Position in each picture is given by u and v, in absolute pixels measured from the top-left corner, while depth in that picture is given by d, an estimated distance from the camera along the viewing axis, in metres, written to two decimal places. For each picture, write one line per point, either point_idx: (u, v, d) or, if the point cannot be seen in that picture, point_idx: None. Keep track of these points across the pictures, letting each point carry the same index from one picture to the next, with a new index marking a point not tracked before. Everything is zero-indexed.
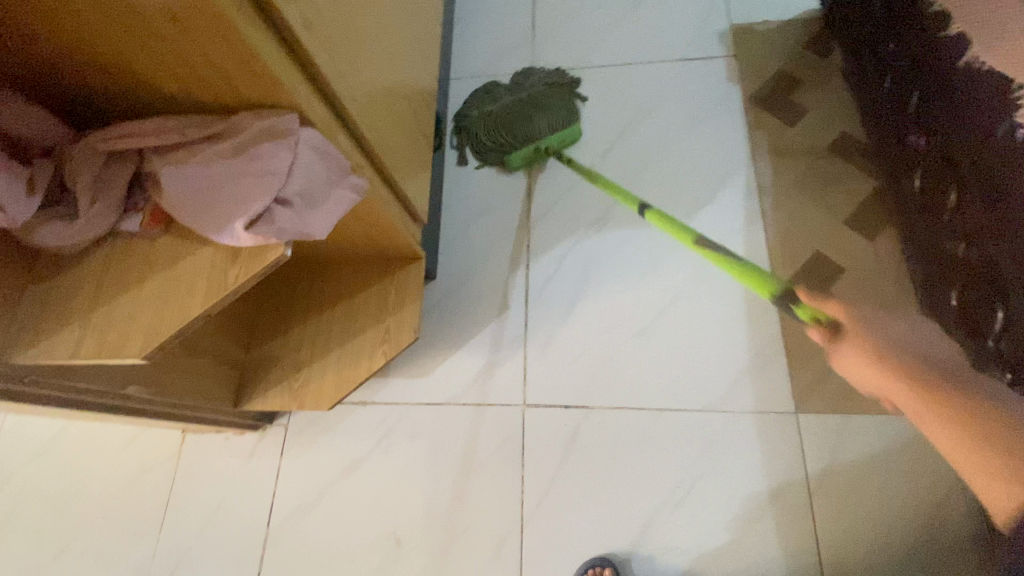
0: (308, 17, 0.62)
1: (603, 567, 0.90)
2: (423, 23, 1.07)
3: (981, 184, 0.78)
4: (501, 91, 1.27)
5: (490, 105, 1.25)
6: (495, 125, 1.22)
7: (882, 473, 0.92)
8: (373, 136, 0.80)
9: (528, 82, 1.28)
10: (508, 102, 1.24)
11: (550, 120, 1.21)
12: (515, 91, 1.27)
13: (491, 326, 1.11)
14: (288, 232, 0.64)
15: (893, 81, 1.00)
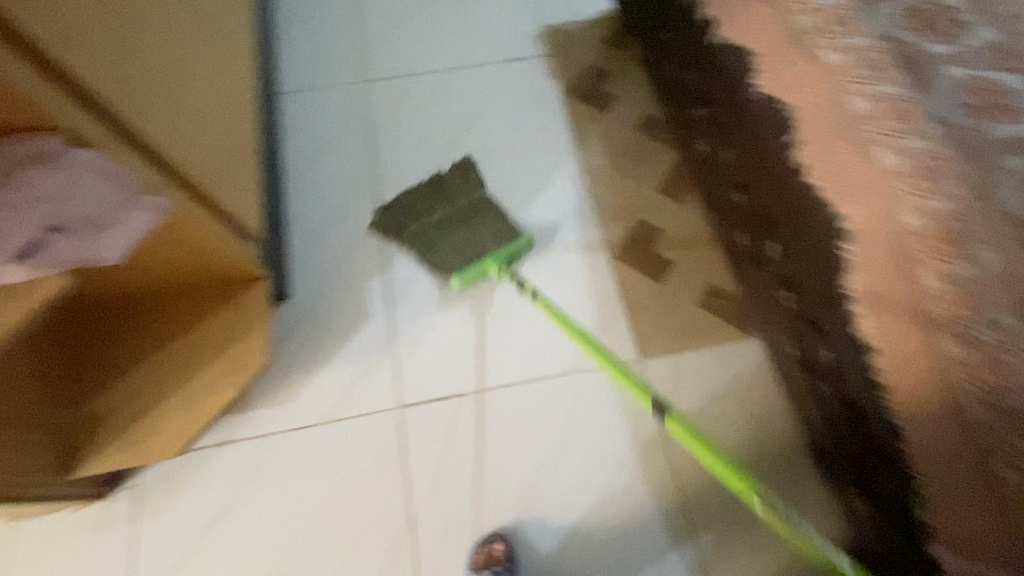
0: (70, 28, 0.57)
1: (494, 542, 0.94)
2: (226, 40, 1.03)
3: (744, 139, 0.94)
4: (430, 202, 1.11)
5: (421, 221, 1.09)
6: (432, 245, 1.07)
7: (716, 398, 1.06)
8: (179, 158, 0.76)
9: (460, 187, 1.13)
10: (442, 218, 1.09)
11: (492, 235, 1.08)
12: (445, 201, 1.11)
13: (354, 336, 1.09)
14: (77, 260, 0.69)
15: (673, 66, 1.17)
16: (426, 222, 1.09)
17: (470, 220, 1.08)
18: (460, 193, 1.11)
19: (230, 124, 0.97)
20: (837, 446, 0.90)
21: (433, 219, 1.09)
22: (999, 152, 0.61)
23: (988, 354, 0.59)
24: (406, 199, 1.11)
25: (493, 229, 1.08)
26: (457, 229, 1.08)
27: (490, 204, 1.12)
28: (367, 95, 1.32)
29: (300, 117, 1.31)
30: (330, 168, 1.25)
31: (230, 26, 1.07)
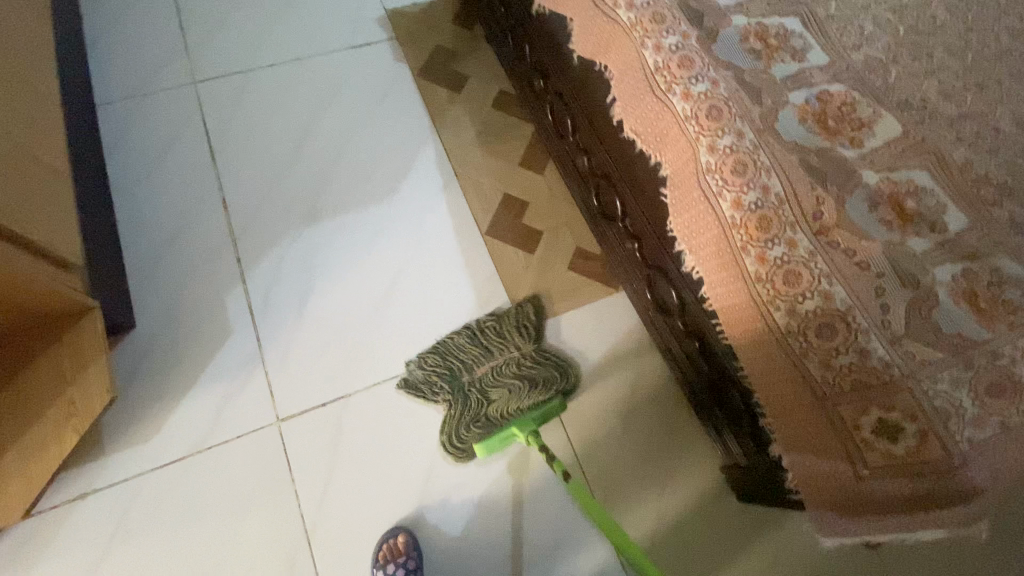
0: None
1: (395, 537, 0.93)
2: (25, 45, 0.91)
3: (580, 105, 0.99)
4: (477, 356, 1.05)
5: (469, 381, 1.03)
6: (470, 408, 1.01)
7: (594, 349, 1.12)
8: None
9: (512, 342, 1.08)
10: (488, 374, 1.04)
11: (534, 401, 1.02)
12: (494, 353, 1.06)
13: (219, 355, 1.02)
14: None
15: (512, 42, 1.21)
16: (473, 383, 1.03)
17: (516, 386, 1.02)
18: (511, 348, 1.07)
19: (38, 141, 0.86)
20: (697, 380, 0.98)
21: (475, 376, 1.04)
22: (785, 90, 0.72)
23: (780, 267, 0.67)
24: (451, 350, 1.06)
25: (539, 394, 1.02)
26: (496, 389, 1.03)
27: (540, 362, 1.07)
28: (200, 98, 1.22)
29: (123, 127, 1.17)
30: (168, 180, 1.14)
31: (32, 28, 0.94)
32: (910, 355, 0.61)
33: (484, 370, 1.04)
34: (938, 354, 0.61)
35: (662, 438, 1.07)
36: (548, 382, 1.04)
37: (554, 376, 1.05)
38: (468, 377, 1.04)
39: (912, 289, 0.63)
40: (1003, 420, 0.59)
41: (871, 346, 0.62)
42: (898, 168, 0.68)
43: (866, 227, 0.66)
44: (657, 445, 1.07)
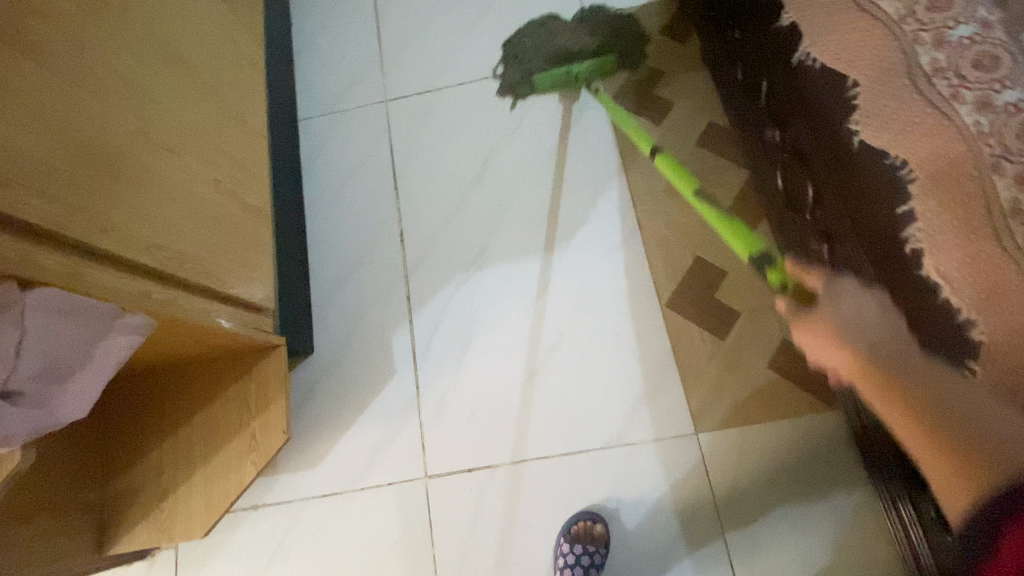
0: (10, 168, 0.50)
1: (594, 521, 0.90)
2: (240, 81, 0.93)
3: (827, 181, 0.74)
4: (562, 29, 1.14)
5: (546, 44, 1.13)
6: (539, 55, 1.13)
7: (782, 475, 0.92)
8: (169, 254, 0.69)
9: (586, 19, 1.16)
10: (566, 36, 1.12)
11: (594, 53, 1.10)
12: (578, 26, 1.14)
13: (380, 395, 1.02)
14: (36, 433, 0.58)
15: (738, 70, 0.98)
16: (547, 43, 1.13)
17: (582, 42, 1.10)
18: (593, 26, 1.14)
19: (243, 183, 0.88)
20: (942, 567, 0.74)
21: (552, 39, 1.13)
22: None
23: None
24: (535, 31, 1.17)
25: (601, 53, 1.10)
26: (564, 39, 1.12)
27: (611, 35, 1.15)
28: (389, 119, 1.20)
29: (318, 144, 1.21)
30: (353, 205, 1.15)
31: (249, 62, 0.97)
32: None
33: (563, 36, 1.12)
34: None
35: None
36: (617, 49, 1.13)
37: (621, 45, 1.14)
38: (546, 37, 1.14)
39: None
40: None
41: None
42: None
43: None
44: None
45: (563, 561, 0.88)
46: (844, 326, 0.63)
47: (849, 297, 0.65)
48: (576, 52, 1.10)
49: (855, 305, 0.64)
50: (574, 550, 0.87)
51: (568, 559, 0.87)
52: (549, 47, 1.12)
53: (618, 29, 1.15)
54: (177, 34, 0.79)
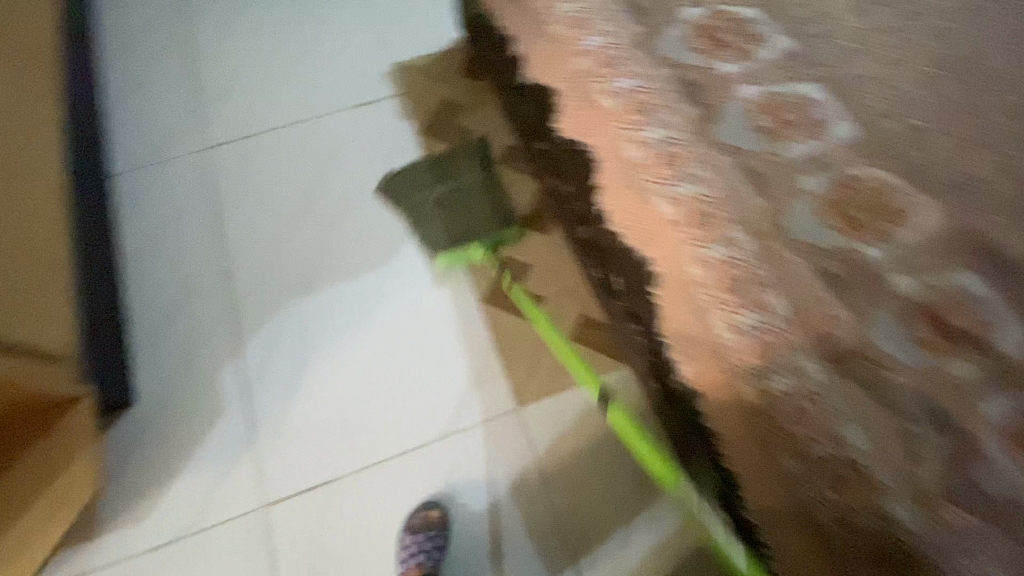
0: None
1: (431, 509, 0.95)
2: (27, 138, 0.94)
3: (572, 173, 0.90)
4: (435, 182, 1.19)
5: (428, 206, 1.16)
6: (427, 219, 1.15)
7: (592, 434, 1.02)
8: None
9: (464, 170, 1.23)
10: (446, 198, 1.16)
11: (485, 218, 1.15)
12: (451, 179, 1.19)
13: (212, 432, 1.01)
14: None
15: (509, 95, 1.14)
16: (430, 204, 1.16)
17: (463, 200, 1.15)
18: (462, 176, 1.21)
19: (33, 235, 0.88)
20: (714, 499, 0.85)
21: (433, 198, 1.16)
22: (794, 176, 0.65)
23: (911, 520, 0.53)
24: (416, 186, 1.19)
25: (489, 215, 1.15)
26: (447, 199, 1.16)
27: (482, 176, 1.21)
28: (210, 168, 1.25)
29: (138, 199, 1.22)
30: (174, 252, 1.16)
31: (38, 120, 0.98)
32: (943, 525, 0.52)
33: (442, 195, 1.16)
34: (983, 527, 0.51)
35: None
36: (495, 200, 1.19)
37: (500, 193, 1.19)
38: (424, 193, 1.17)
39: (952, 437, 0.54)
40: None
41: (894, 512, 0.53)
42: (933, 272, 0.60)
43: (897, 355, 0.56)
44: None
45: (408, 554, 0.90)
46: (819, 536, 0.59)
47: (813, 505, 0.58)
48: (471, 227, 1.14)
49: (825, 528, 0.58)
50: (417, 541, 0.91)
51: (413, 550, 0.90)
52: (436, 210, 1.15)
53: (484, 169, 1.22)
54: None
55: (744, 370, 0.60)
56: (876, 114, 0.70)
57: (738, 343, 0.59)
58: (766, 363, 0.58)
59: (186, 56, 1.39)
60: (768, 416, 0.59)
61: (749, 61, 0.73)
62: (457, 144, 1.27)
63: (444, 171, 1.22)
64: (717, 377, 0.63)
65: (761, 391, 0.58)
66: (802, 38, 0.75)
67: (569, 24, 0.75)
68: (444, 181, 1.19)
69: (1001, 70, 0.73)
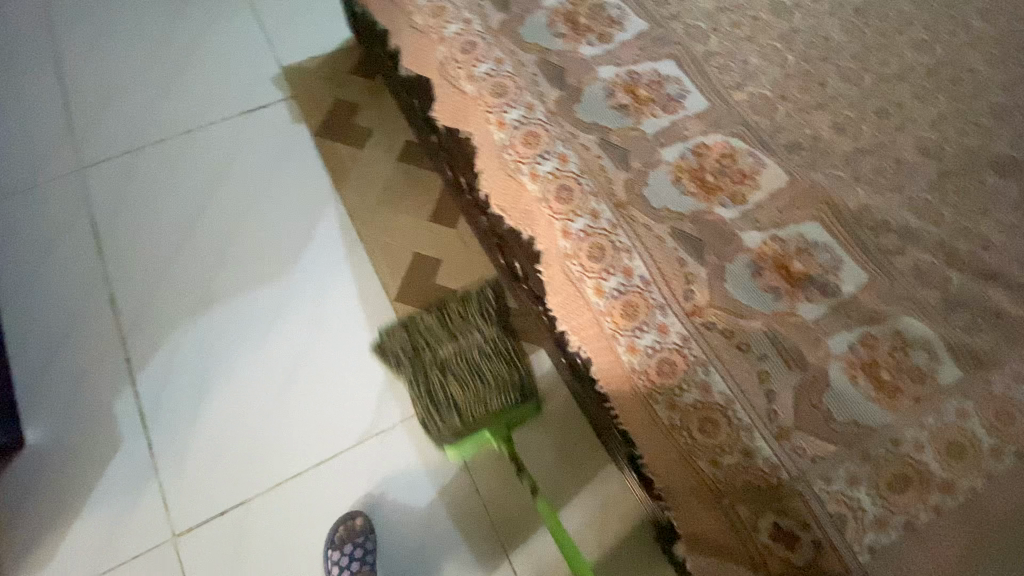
0: None
1: (353, 518, 0.93)
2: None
3: (461, 162, 0.92)
4: (441, 337, 1.01)
5: (429, 370, 0.97)
6: (431, 391, 0.96)
7: None
8: None
9: (475, 324, 1.02)
10: (451, 358, 0.98)
11: (499, 390, 0.95)
12: (459, 337, 1.00)
13: (109, 467, 0.95)
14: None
15: (400, 92, 1.14)
16: (432, 368, 0.98)
17: (478, 377, 0.96)
18: (474, 333, 1.01)
19: None
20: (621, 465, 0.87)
21: (441, 373, 0.97)
22: (651, 147, 0.68)
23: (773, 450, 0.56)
24: (416, 333, 1.02)
25: (505, 388, 0.95)
26: (450, 357, 0.98)
27: (503, 339, 1.01)
28: (86, 188, 1.17)
29: (4, 227, 1.12)
30: (50, 281, 1.08)
31: None
32: (799, 452, 0.56)
33: (445, 352, 0.99)
34: (834, 449, 0.56)
35: (646, 553, 0.94)
36: (517, 366, 0.98)
37: (522, 358, 0.99)
38: (426, 350, 0.99)
39: (801, 372, 0.59)
40: (910, 519, 0.54)
41: (756, 446, 0.56)
42: (779, 225, 0.66)
43: (750, 303, 0.61)
44: (622, 562, 0.93)
45: (336, 568, 0.88)
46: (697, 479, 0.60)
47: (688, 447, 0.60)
48: (485, 403, 0.94)
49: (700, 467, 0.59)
50: (343, 553, 0.89)
51: (338, 563, 0.88)
52: (438, 371, 0.97)
53: (505, 333, 1.02)
54: None
55: (614, 330, 0.62)
56: (726, 86, 0.76)
57: (606, 306, 0.62)
58: (634, 321, 0.61)
59: (51, 70, 1.29)
60: (642, 371, 0.61)
61: (609, 42, 0.77)
62: (473, 292, 1.06)
63: (453, 326, 1.02)
64: (592, 343, 0.65)
65: (631, 347, 0.61)
66: (654, 18, 0.79)
67: (432, 16, 0.77)
68: (451, 338, 1.00)
69: (833, 41, 0.80)
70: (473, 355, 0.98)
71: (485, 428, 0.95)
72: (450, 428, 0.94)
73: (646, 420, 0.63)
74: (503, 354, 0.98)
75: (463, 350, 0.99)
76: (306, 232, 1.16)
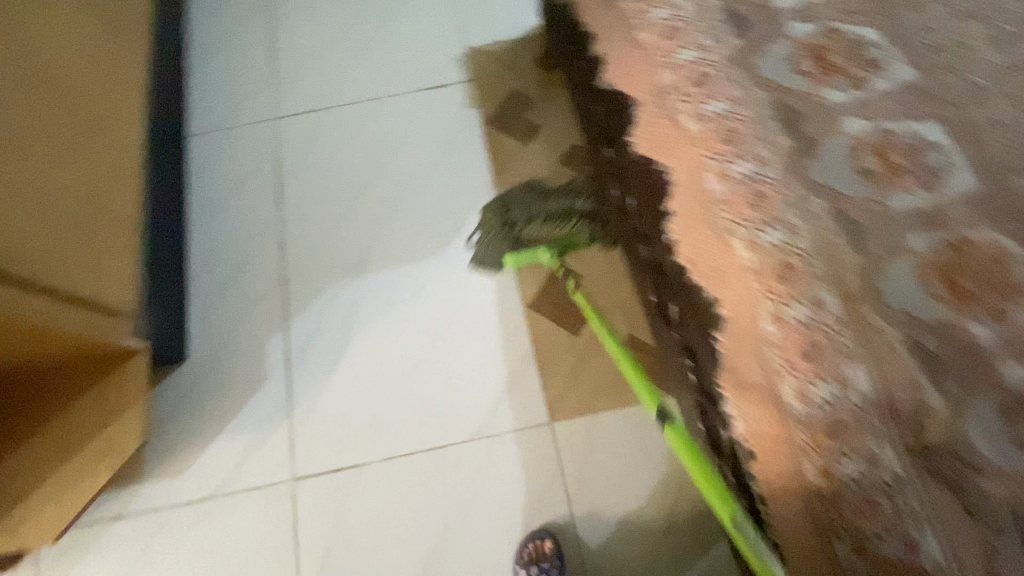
0: None
1: (543, 539, 0.93)
2: (112, 102, 0.98)
3: (637, 186, 0.85)
4: (536, 199, 1.13)
5: (517, 220, 1.11)
6: (512, 233, 1.10)
7: (625, 461, 0.99)
8: (13, 262, 0.73)
9: (569, 194, 1.13)
10: (539, 215, 1.10)
11: (565, 233, 1.08)
12: (550, 199, 1.13)
13: (252, 399, 1.04)
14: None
15: (581, 94, 1.09)
16: (520, 218, 1.11)
17: (553, 222, 1.09)
18: (564, 201, 1.12)
19: (105, 192, 0.92)
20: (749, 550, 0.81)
21: (524, 219, 1.10)
22: (902, 230, 0.54)
23: None
24: (514, 199, 1.14)
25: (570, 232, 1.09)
26: (538, 214, 1.10)
27: (589, 209, 1.11)
28: (276, 137, 1.27)
29: (207, 161, 1.26)
30: (235, 217, 1.19)
31: (121, 81, 1.02)
32: None
33: (535, 209, 1.11)
34: None
35: None
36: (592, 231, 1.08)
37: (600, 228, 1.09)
38: (519, 205, 1.13)
39: None
40: None
41: None
42: None
43: (993, 458, 0.46)
44: None
45: None
46: None
47: None
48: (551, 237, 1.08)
49: None
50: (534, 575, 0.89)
51: None
52: (522, 221, 1.11)
53: (594, 209, 1.11)
54: (26, 44, 0.83)
55: (808, 445, 0.54)
56: None
57: (804, 414, 0.54)
58: (835, 443, 0.53)
59: (266, 21, 1.41)
60: (831, 506, 0.53)
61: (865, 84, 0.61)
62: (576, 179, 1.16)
63: (546, 191, 1.14)
64: (771, 448, 0.58)
65: (827, 472, 0.53)
66: None
67: (656, 34, 0.69)
68: (543, 199, 1.13)
69: None
70: (558, 211, 1.11)
71: (543, 251, 1.06)
72: (514, 245, 1.08)
73: (816, 547, 0.56)
74: (583, 214, 1.09)
75: (552, 208, 1.11)
76: (459, 219, 1.16)
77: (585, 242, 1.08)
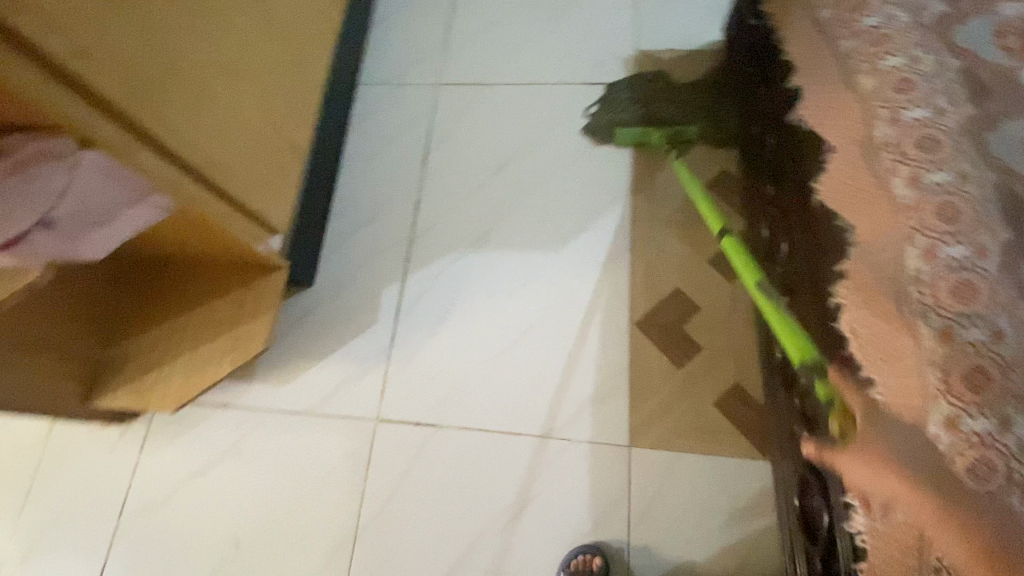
0: (93, 48, 0.62)
1: (592, 555, 0.91)
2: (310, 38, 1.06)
3: (799, 235, 0.79)
4: (660, 83, 1.23)
5: (638, 99, 1.22)
6: (629, 109, 1.22)
7: (697, 506, 0.95)
8: (211, 167, 0.82)
9: (691, 87, 1.22)
10: (658, 98, 1.22)
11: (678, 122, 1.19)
12: (673, 87, 1.22)
13: (358, 335, 1.12)
14: (59, 257, 0.75)
15: (752, 122, 1.04)
16: (641, 99, 1.22)
17: (670, 110, 1.20)
18: (685, 93, 1.22)
19: (287, 117, 1.01)
20: None
21: (644, 100, 1.22)
22: None
23: None
24: (639, 78, 1.25)
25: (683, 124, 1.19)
26: (657, 99, 1.21)
27: (705, 104, 1.20)
28: (435, 99, 1.32)
29: (369, 106, 1.33)
30: (382, 166, 1.27)
31: (320, 20, 1.10)
32: None
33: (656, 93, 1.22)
34: None
35: None
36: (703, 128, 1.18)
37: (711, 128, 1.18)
38: (643, 85, 1.24)
39: None
40: None
41: None
42: None
43: None
44: None
45: None
46: None
47: None
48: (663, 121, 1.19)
49: None
50: None
51: None
52: (642, 102, 1.22)
53: (711, 106, 1.20)
54: None
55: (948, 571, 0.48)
56: None
57: (951, 536, 0.48)
58: None
59: None
60: None
61: None
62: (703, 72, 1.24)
63: (671, 78, 1.24)
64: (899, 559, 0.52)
65: None
66: None
67: (878, 81, 0.63)
68: (667, 85, 1.23)
69: None
70: (677, 101, 1.21)
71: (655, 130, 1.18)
72: (630, 120, 1.20)
73: None
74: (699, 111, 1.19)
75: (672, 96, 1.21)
76: (588, 217, 1.16)
77: (694, 134, 1.18)
